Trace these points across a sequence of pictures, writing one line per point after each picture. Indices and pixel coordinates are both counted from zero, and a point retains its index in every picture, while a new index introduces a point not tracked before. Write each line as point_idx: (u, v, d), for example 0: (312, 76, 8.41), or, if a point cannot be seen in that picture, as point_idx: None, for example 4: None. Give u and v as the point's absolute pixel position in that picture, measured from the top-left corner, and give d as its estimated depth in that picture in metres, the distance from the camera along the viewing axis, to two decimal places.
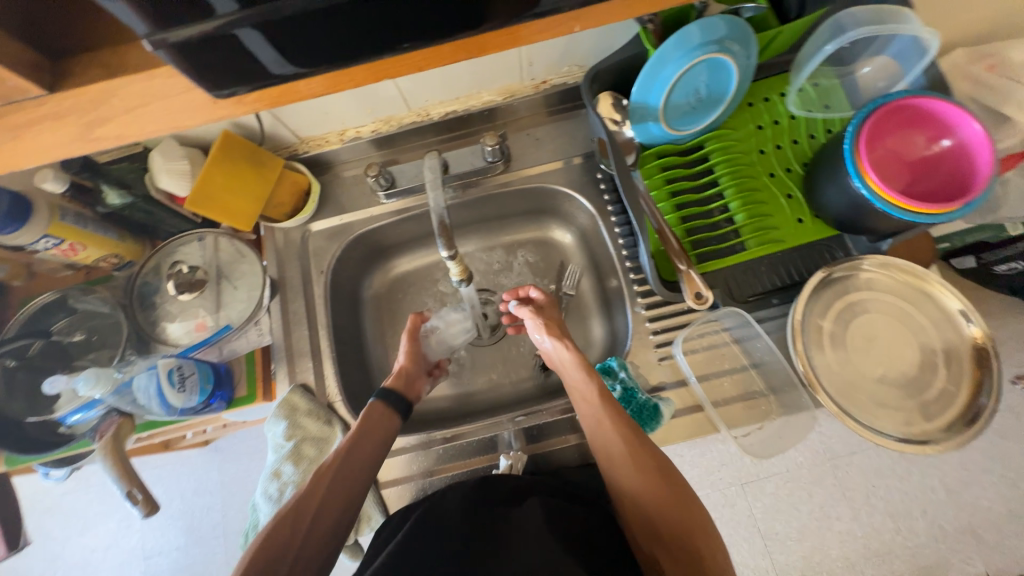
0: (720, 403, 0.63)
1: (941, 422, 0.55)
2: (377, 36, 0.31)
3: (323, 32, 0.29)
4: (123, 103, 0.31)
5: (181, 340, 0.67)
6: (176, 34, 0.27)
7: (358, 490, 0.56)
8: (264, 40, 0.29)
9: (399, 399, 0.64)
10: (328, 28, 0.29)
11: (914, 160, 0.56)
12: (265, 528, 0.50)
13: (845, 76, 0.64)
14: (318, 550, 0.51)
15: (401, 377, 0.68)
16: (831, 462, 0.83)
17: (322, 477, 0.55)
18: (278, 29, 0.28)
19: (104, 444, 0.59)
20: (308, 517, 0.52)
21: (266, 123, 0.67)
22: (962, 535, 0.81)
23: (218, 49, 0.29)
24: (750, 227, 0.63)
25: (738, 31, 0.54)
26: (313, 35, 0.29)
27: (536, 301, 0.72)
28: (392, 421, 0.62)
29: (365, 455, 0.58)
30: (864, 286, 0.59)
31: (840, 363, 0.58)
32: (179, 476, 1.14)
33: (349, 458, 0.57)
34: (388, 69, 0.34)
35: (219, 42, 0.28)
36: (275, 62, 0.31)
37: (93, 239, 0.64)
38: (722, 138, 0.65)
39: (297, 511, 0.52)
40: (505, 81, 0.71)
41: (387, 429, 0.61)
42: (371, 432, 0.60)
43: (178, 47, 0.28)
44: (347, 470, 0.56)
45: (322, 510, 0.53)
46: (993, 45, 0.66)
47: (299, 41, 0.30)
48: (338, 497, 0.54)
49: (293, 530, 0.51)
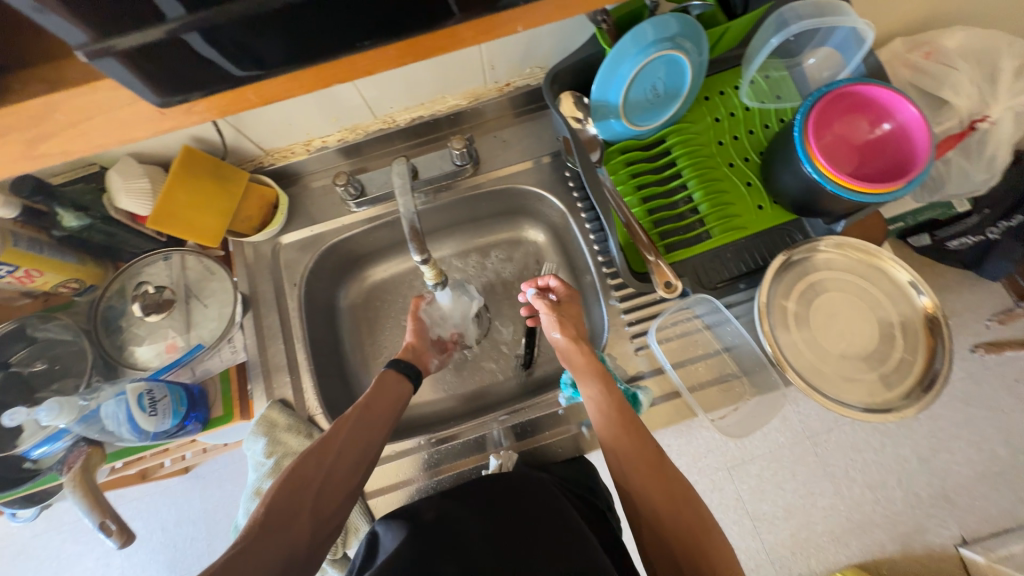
0: (696, 388, 0.64)
1: (900, 390, 0.57)
2: (329, 36, 0.31)
3: (276, 36, 0.30)
4: (68, 118, 0.31)
5: (151, 363, 0.65)
6: (123, 40, 0.27)
7: (372, 448, 0.57)
8: (209, 44, 0.29)
9: (409, 366, 0.65)
10: (280, 29, 0.30)
11: (860, 144, 0.59)
12: (275, 486, 0.50)
13: (793, 67, 0.67)
14: (332, 502, 0.52)
15: (409, 351, 0.70)
16: (811, 440, 0.86)
17: (332, 437, 0.55)
18: (229, 32, 0.29)
19: (72, 476, 0.57)
20: (321, 471, 0.52)
21: (228, 137, 0.66)
22: (937, 500, 0.84)
23: (168, 54, 0.29)
24: (714, 215, 0.65)
25: (689, 28, 0.56)
26: (265, 38, 0.30)
27: (557, 293, 0.69)
28: (403, 390, 0.63)
29: (370, 429, 0.57)
30: (822, 266, 0.62)
31: (806, 341, 0.60)
32: (159, 508, 1.10)
33: (362, 420, 0.57)
34: (339, 72, 0.34)
35: (169, 46, 0.29)
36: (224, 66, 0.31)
37: (51, 264, 0.62)
38: (683, 131, 0.68)
39: (310, 465, 0.52)
40: (469, 85, 0.72)
41: (398, 395, 0.62)
42: (380, 398, 0.60)
43: (124, 54, 0.28)
44: (360, 430, 0.56)
45: (334, 466, 0.54)
46: (928, 34, 0.70)
47: (250, 45, 0.30)
48: (350, 454, 0.55)
49: (307, 483, 0.51)
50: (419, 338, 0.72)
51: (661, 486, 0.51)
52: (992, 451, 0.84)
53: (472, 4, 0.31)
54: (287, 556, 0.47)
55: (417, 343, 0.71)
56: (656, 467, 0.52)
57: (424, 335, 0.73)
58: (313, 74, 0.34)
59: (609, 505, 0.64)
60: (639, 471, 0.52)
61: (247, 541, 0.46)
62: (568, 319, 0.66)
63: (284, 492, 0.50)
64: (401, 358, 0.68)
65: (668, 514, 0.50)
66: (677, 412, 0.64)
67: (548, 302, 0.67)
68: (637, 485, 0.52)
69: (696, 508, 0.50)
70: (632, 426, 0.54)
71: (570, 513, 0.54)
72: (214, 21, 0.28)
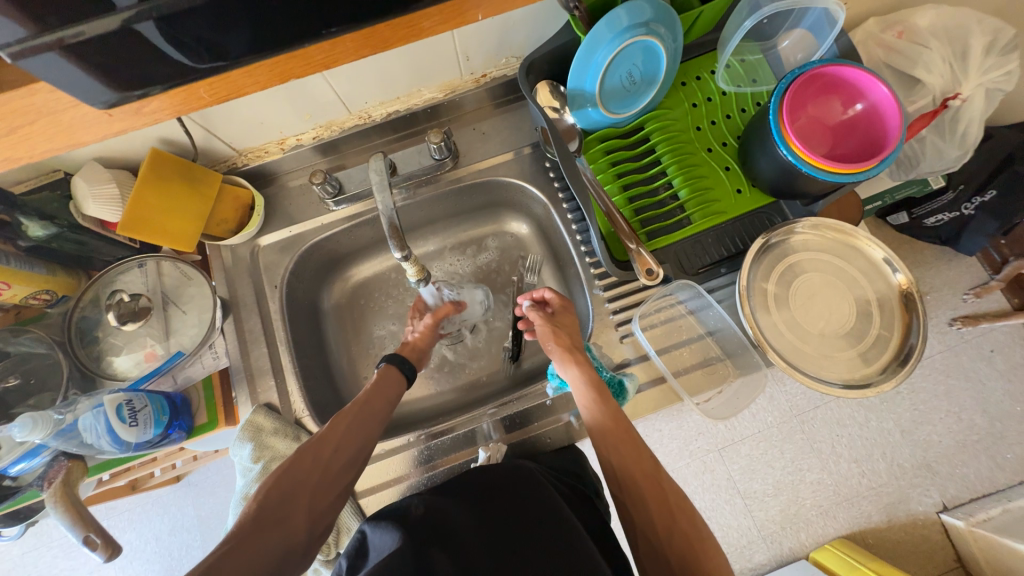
0: (681, 373, 0.65)
1: (878, 365, 0.59)
2: (289, 25, 0.30)
3: (238, 25, 0.29)
4: (6, 124, 0.32)
5: (130, 372, 0.64)
6: (76, 31, 0.26)
7: (367, 445, 0.57)
8: (163, 35, 0.28)
9: (403, 360, 0.66)
10: (239, 19, 0.29)
11: (834, 125, 0.59)
12: (272, 477, 0.49)
13: (768, 50, 0.67)
14: (327, 498, 0.51)
15: (411, 350, 0.71)
16: (798, 418, 0.88)
17: (330, 432, 0.55)
18: (184, 23, 0.28)
19: (53, 491, 0.56)
20: (317, 468, 0.52)
21: (198, 138, 0.64)
22: (920, 470, 0.87)
23: (108, 48, 0.28)
24: (694, 201, 0.65)
25: (663, 13, 0.56)
26: (226, 27, 0.29)
27: (552, 306, 0.69)
28: (400, 386, 0.64)
29: (370, 421, 0.58)
30: (800, 247, 0.62)
31: (786, 322, 0.61)
32: (151, 518, 1.09)
33: (360, 417, 0.58)
34: (295, 61, 0.34)
35: (121, 39, 0.28)
36: (177, 57, 0.30)
37: (20, 276, 0.59)
38: (661, 117, 0.67)
39: (308, 458, 0.52)
40: (445, 77, 0.70)
41: (396, 392, 0.63)
42: (378, 396, 0.61)
43: (61, 51, 0.27)
44: (359, 426, 0.57)
45: (330, 462, 0.53)
46: (900, 14, 0.70)
47: (208, 33, 0.29)
48: (347, 451, 0.55)
49: (305, 478, 0.50)
50: (423, 336, 0.72)
51: (652, 487, 0.52)
52: (970, 420, 0.87)
53: None
54: (286, 551, 0.45)
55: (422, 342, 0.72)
56: (646, 468, 0.53)
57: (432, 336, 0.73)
58: (280, 62, 0.34)
59: (597, 491, 0.65)
60: (625, 474, 0.53)
61: (243, 533, 0.44)
62: (565, 331, 0.65)
63: (283, 484, 0.49)
64: (404, 355, 0.69)
65: (662, 515, 0.50)
66: (664, 397, 0.64)
67: (541, 317, 0.67)
68: (628, 480, 0.53)
69: (688, 513, 0.51)
70: (622, 430, 0.55)
71: (563, 508, 0.54)
72: (169, 10, 0.27)
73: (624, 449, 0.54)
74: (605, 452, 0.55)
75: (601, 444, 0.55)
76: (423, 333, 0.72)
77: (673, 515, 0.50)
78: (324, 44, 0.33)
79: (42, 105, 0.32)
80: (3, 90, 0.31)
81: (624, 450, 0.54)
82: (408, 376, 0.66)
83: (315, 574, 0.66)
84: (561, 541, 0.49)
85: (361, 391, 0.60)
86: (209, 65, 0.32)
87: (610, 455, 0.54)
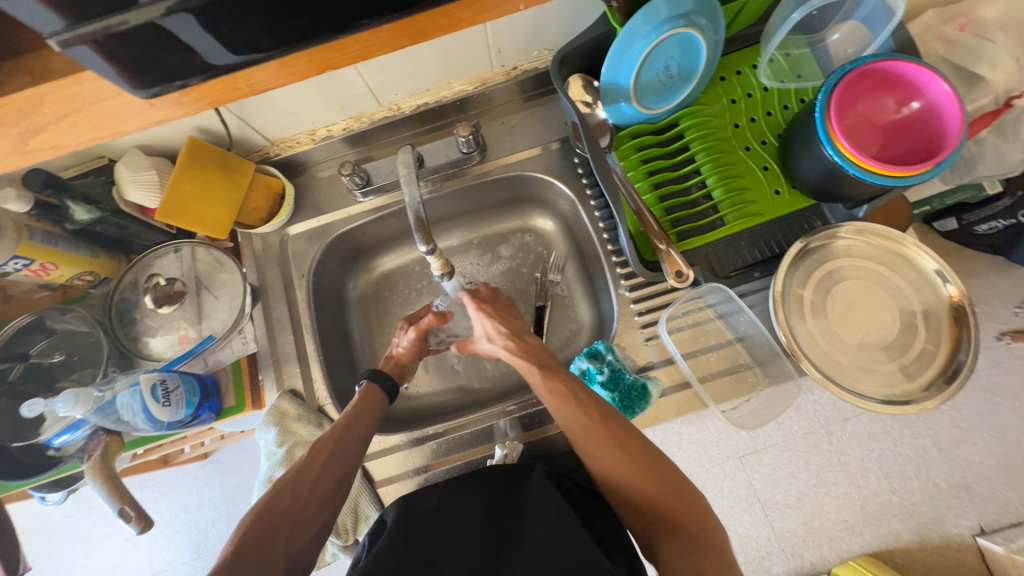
0: (708, 379, 0.63)
1: (921, 381, 0.55)
2: (323, 17, 0.30)
3: (264, 14, 0.29)
4: (54, 111, 0.33)
5: (165, 354, 0.67)
6: (117, 22, 0.26)
7: (347, 476, 0.56)
8: (198, 26, 0.28)
9: (386, 377, 0.65)
10: (279, 8, 0.29)
11: (885, 124, 0.56)
12: (247, 519, 0.49)
13: (816, 44, 0.64)
14: (304, 537, 0.51)
15: (394, 363, 0.69)
16: (826, 429, 0.84)
17: (308, 466, 0.54)
18: (220, 13, 0.28)
19: (92, 464, 0.58)
20: (295, 504, 0.51)
21: (232, 127, 0.66)
22: (957, 491, 0.83)
23: (146, 40, 0.28)
24: (728, 202, 0.63)
25: (705, 4, 0.53)
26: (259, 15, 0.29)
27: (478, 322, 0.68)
28: (382, 406, 0.63)
29: (350, 452, 0.57)
30: (841, 254, 0.59)
31: (822, 331, 0.58)
32: (181, 492, 1.14)
33: (339, 448, 0.56)
34: (331, 55, 0.34)
35: (159, 32, 0.28)
36: (214, 50, 0.30)
37: (65, 257, 0.62)
38: (697, 114, 0.65)
39: (285, 496, 0.51)
40: (475, 69, 0.69)
41: (378, 413, 0.62)
42: (359, 420, 0.60)
43: (102, 42, 0.27)
44: (338, 457, 0.56)
45: (309, 497, 0.53)
46: (964, 4, 0.65)
47: (243, 25, 0.29)
48: (326, 485, 0.54)
49: (281, 518, 0.50)
50: (408, 350, 0.70)
51: (644, 478, 0.50)
52: (1017, 441, 0.82)
53: None
54: None
55: (406, 356, 0.69)
56: (631, 459, 0.50)
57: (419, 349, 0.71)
58: (315, 54, 0.34)
59: None
60: (606, 463, 0.52)
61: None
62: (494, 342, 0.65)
63: (258, 524, 0.49)
64: (383, 368, 0.68)
65: (658, 500, 0.50)
66: (689, 403, 0.62)
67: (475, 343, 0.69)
68: (611, 469, 0.51)
69: (687, 499, 0.50)
70: (594, 423, 0.53)
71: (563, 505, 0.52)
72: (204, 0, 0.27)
73: (602, 443, 0.52)
74: (582, 443, 0.53)
75: (571, 437, 0.54)
76: (408, 349, 0.69)
77: (670, 501, 0.50)
78: (360, 35, 0.33)
79: (87, 94, 0.33)
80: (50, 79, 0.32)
81: (600, 443, 0.52)
82: (390, 395, 0.64)
83: (333, 559, 0.67)
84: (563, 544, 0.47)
85: (340, 416, 0.59)
86: (247, 55, 0.32)
87: (583, 448, 0.53)
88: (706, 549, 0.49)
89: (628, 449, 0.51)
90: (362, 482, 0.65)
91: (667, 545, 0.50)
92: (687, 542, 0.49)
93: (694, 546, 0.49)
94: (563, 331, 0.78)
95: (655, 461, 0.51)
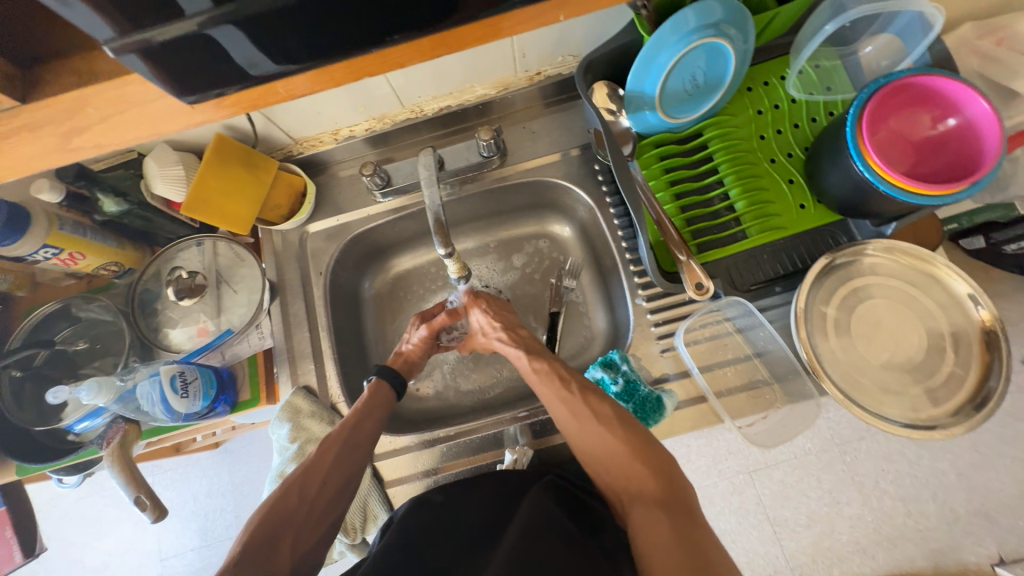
0: (724, 394, 0.62)
1: (949, 407, 0.53)
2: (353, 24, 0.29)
3: (304, 24, 0.29)
4: (99, 112, 0.30)
5: (183, 345, 0.68)
6: (164, 30, 0.27)
7: (355, 477, 0.57)
8: (242, 37, 0.29)
9: (394, 373, 0.66)
10: (329, 18, 0.29)
11: (919, 140, 0.54)
12: (255, 519, 0.50)
13: (847, 56, 0.63)
14: (310, 540, 0.51)
15: (402, 360, 0.69)
16: (840, 448, 0.83)
17: (316, 465, 0.54)
18: (266, 25, 0.29)
19: (111, 451, 0.60)
20: (303, 505, 0.52)
21: (258, 125, 0.67)
22: (976, 517, 0.80)
23: (189, 48, 0.28)
24: (751, 215, 0.62)
25: (734, 14, 0.53)
26: (305, 26, 0.29)
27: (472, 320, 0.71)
28: (391, 403, 0.64)
29: (358, 453, 0.57)
30: (868, 271, 0.58)
31: (844, 349, 0.57)
32: (191, 480, 1.16)
33: (347, 447, 0.57)
34: (368, 66, 0.33)
35: (198, 40, 0.28)
36: (250, 58, 0.30)
37: (93, 247, 0.64)
38: (721, 125, 0.64)
39: (292, 498, 0.52)
40: (499, 74, 0.70)
41: (387, 409, 0.63)
42: (368, 418, 0.60)
43: (149, 47, 0.27)
44: (346, 456, 0.56)
45: (317, 499, 0.53)
46: (1003, 19, 0.64)
47: (286, 37, 0.30)
48: (333, 485, 0.54)
49: (287, 519, 0.50)
50: (418, 347, 0.70)
51: (621, 450, 0.53)
52: None
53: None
54: None
55: (414, 354, 0.70)
56: (606, 428, 0.54)
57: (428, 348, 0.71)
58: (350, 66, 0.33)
59: None
60: (581, 433, 0.56)
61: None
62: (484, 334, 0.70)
63: (266, 522, 0.50)
64: (392, 364, 0.69)
65: (634, 471, 0.52)
66: (703, 417, 0.61)
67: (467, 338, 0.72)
68: (590, 442, 0.55)
69: (666, 476, 0.52)
70: (572, 395, 0.58)
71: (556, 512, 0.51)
72: (246, 11, 0.27)
73: (579, 413, 0.56)
74: (564, 419, 0.57)
75: (552, 411, 0.59)
76: (417, 346, 0.70)
77: (648, 476, 0.51)
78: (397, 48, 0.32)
79: None
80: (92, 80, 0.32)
81: (576, 412, 0.57)
82: (398, 390, 0.65)
83: (340, 557, 0.67)
84: (563, 547, 0.46)
85: (347, 414, 0.59)
86: (289, 67, 0.32)
87: (561, 420, 0.58)
88: (687, 525, 0.47)
89: (604, 420, 0.55)
90: (372, 481, 0.65)
91: (640, 518, 0.48)
92: (666, 516, 0.48)
93: (674, 520, 0.47)
94: (576, 338, 0.77)
95: (631, 435, 0.54)
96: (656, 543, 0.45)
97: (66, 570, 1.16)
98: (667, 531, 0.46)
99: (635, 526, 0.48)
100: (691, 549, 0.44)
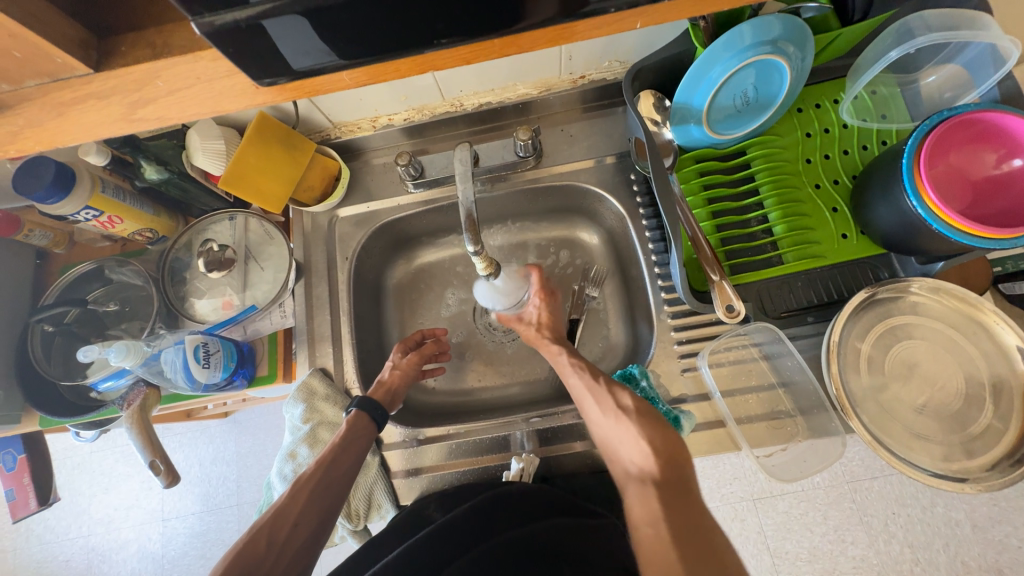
0: (744, 421, 0.60)
1: (984, 459, 0.51)
2: (414, 30, 0.27)
3: (367, 23, 0.26)
4: (167, 86, 0.30)
5: (208, 316, 0.69)
6: (233, 14, 0.24)
7: (328, 519, 0.56)
8: (309, 28, 0.26)
9: (376, 405, 0.63)
10: (397, 15, 0.26)
11: (979, 179, 0.52)
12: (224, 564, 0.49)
13: (908, 85, 0.60)
14: None
15: (383, 388, 0.67)
16: (851, 485, 0.87)
17: (289, 505, 0.54)
18: (337, 21, 0.26)
19: (131, 413, 0.61)
20: (274, 550, 0.51)
21: (301, 107, 0.68)
22: (987, 572, 0.82)
23: (252, 40, 0.26)
24: (789, 240, 0.59)
25: (796, 31, 0.51)
26: (374, 25, 0.27)
27: (529, 302, 0.73)
28: (371, 435, 0.62)
29: (331, 493, 0.57)
30: (908, 310, 0.56)
31: (876, 389, 0.55)
32: (199, 445, 1.19)
33: (322, 487, 0.56)
34: (432, 63, 0.31)
35: (255, 35, 0.26)
36: (301, 53, 0.28)
37: (130, 213, 0.65)
38: (767, 144, 0.62)
39: (263, 539, 0.51)
40: (542, 74, 0.69)
41: (366, 444, 0.61)
42: (343, 455, 0.59)
43: (218, 35, 0.25)
44: (320, 495, 0.56)
45: (288, 541, 0.52)
46: None
47: (362, 32, 0.27)
48: (304, 530, 0.53)
49: (259, 563, 0.49)
50: (401, 375, 0.69)
51: (629, 429, 0.55)
52: None
53: (564, 4, 0.27)
54: None
55: (393, 381, 0.68)
56: (623, 417, 0.56)
57: (410, 379, 0.70)
58: (408, 64, 0.31)
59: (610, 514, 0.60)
60: (608, 427, 0.57)
61: None
62: (538, 331, 0.70)
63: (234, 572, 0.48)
64: (374, 396, 0.66)
65: (642, 454, 0.53)
66: (719, 442, 0.60)
67: (513, 316, 0.73)
68: (611, 430, 0.56)
69: (668, 466, 0.52)
70: (597, 384, 0.60)
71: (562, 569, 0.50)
72: (320, 3, 0.25)
73: (604, 405, 0.58)
74: (585, 403, 0.60)
75: (580, 405, 0.61)
76: (400, 373, 0.69)
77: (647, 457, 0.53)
78: (457, 48, 0.30)
79: None
80: (138, 38, 0.30)
81: (604, 407, 0.58)
82: (379, 422, 0.63)
83: (340, 541, 0.67)
84: None
85: (335, 437, 0.60)
86: (350, 61, 0.29)
87: (588, 414, 0.60)
88: (680, 510, 0.48)
89: (620, 410, 0.57)
90: (379, 471, 0.65)
91: (630, 495, 0.51)
92: (658, 492, 0.49)
93: (668, 499, 0.48)
94: (594, 346, 0.76)
95: (654, 421, 0.55)
96: (645, 517, 0.48)
97: (71, 521, 1.19)
98: (656, 504, 0.48)
99: (631, 501, 0.51)
100: (678, 518, 0.46)
